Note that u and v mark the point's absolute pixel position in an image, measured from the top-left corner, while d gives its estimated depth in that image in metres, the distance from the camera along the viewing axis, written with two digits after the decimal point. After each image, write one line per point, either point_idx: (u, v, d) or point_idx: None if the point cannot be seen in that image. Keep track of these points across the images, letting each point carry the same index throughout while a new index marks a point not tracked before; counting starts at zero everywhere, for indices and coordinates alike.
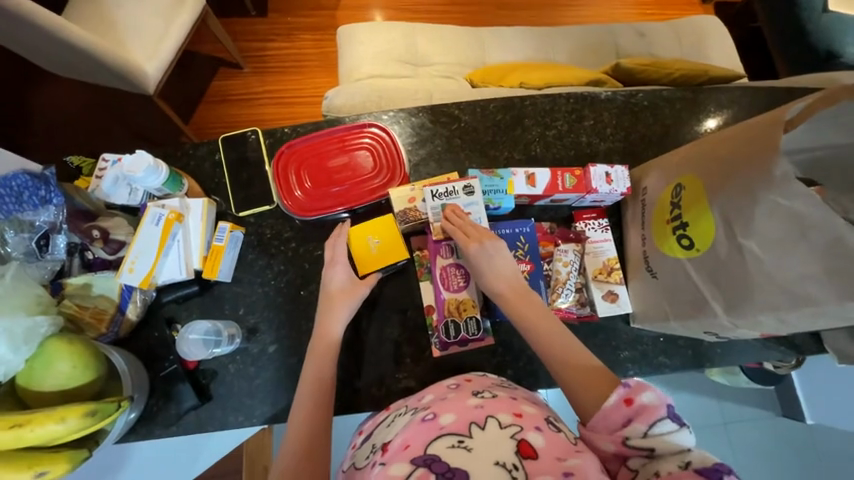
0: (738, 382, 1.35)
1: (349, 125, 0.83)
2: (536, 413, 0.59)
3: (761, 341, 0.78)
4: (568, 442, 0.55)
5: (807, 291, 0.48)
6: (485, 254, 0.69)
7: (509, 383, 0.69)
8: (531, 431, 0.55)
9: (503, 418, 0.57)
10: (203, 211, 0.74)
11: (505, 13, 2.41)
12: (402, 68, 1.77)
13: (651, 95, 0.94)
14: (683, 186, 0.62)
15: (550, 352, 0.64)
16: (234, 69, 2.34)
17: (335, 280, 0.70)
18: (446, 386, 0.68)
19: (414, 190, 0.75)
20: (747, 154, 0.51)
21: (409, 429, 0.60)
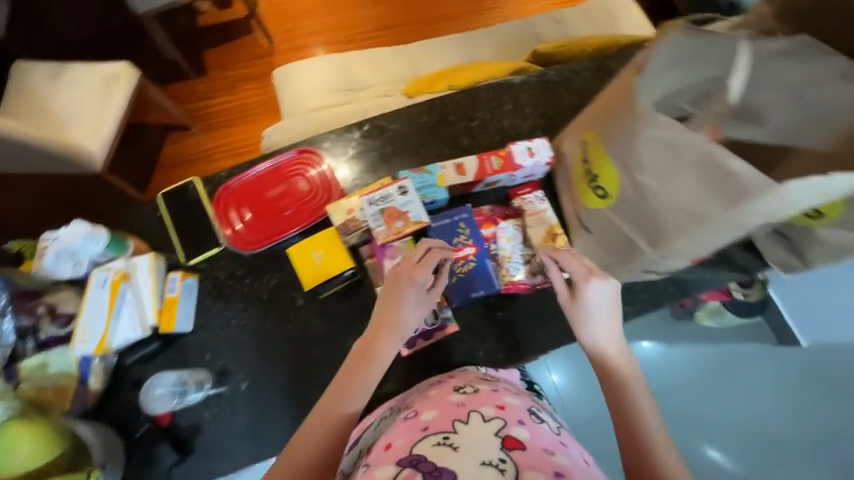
0: (728, 322, 1.35)
1: (280, 156, 0.86)
2: (519, 406, 0.63)
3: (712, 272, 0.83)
4: (553, 436, 0.60)
5: (702, 208, 0.52)
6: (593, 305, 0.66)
7: (492, 376, 0.72)
8: (515, 426, 0.59)
9: (486, 411, 0.61)
10: (150, 266, 0.75)
11: (431, 28, 2.54)
12: (341, 95, 1.83)
13: (560, 71, 1.00)
14: (585, 143, 0.66)
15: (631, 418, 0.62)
16: (182, 131, 2.37)
17: (413, 294, 0.67)
18: (427, 383, 0.72)
19: (351, 201, 0.78)
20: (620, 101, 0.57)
21: (394, 430, 0.63)
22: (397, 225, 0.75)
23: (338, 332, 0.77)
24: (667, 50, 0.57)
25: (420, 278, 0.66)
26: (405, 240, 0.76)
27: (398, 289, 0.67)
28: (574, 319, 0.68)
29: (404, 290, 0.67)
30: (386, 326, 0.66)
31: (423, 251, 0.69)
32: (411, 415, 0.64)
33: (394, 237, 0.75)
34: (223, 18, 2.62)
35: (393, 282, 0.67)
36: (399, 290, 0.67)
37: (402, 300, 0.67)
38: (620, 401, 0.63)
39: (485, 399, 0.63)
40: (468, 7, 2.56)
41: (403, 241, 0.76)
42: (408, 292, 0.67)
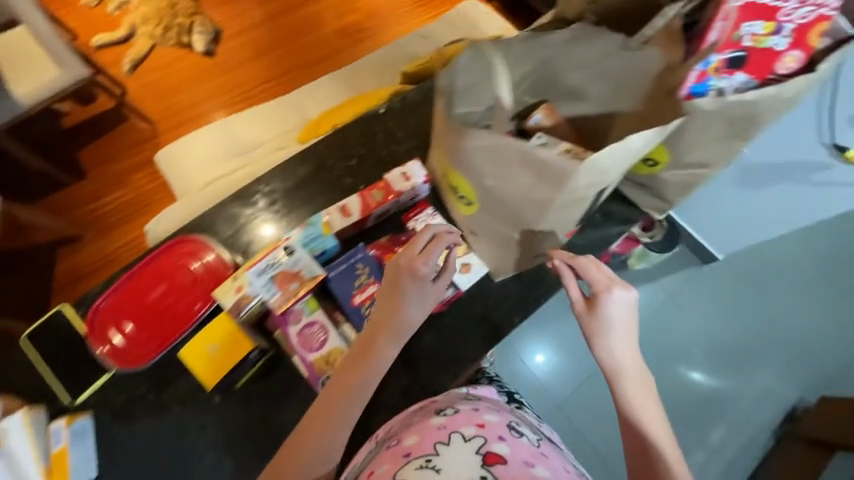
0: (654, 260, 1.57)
1: (154, 253, 0.79)
2: (499, 423, 0.69)
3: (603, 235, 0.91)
4: (532, 447, 0.67)
5: (539, 196, 0.58)
6: (611, 319, 0.65)
7: (472, 397, 0.77)
8: (495, 441, 0.65)
9: (468, 431, 0.66)
10: (24, 426, 0.66)
11: (312, 70, 2.58)
12: (234, 162, 1.73)
13: (420, 89, 1.05)
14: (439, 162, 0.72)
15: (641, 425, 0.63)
16: (74, 242, 2.15)
17: (415, 290, 0.65)
18: (411, 410, 0.75)
19: (238, 279, 0.73)
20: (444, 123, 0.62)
21: (377, 460, 0.66)
22: (292, 288, 0.73)
23: (264, 417, 0.72)
24: (462, 75, 0.65)
25: (422, 271, 0.64)
26: (305, 300, 0.73)
27: (397, 285, 0.65)
28: (591, 333, 0.65)
29: (405, 286, 0.65)
30: (396, 331, 0.66)
31: (425, 239, 0.67)
32: (394, 443, 0.68)
33: (291, 301, 0.72)
34: (90, 113, 2.45)
35: (393, 275, 0.66)
36: (398, 286, 0.65)
37: (402, 298, 0.66)
38: (633, 415, 0.63)
39: (466, 419, 0.69)
40: (343, 42, 2.64)
41: (303, 302, 0.73)
42: (407, 289, 0.65)
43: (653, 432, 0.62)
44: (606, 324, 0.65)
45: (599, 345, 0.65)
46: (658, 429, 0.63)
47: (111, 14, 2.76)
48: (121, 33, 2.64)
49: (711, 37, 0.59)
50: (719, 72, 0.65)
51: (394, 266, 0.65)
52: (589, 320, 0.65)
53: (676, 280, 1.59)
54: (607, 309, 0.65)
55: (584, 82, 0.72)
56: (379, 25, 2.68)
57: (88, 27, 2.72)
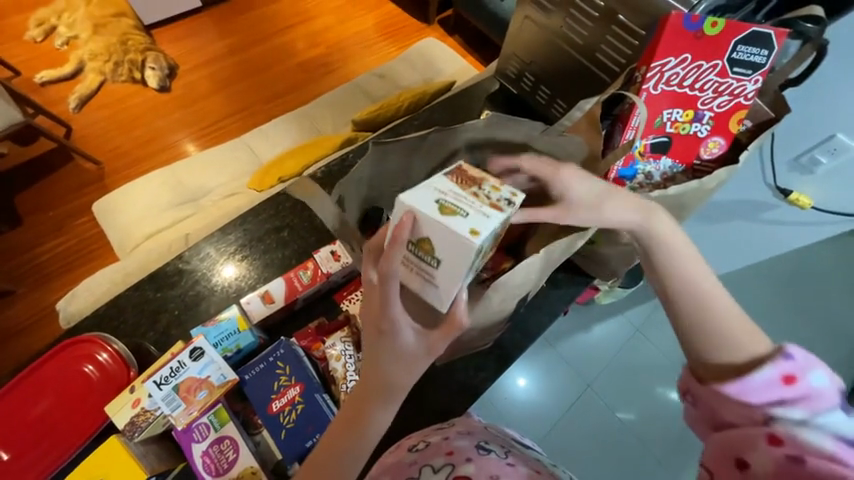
0: (618, 293, 1.51)
1: (44, 358, 0.70)
2: (468, 445, 0.68)
3: (559, 299, 0.85)
4: (500, 461, 0.66)
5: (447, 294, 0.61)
6: (607, 193, 0.54)
7: (447, 421, 0.76)
8: (463, 465, 0.64)
9: (437, 463, 0.66)
10: None
11: (272, 104, 2.51)
12: (180, 210, 1.65)
13: (360, 151, 1.00)
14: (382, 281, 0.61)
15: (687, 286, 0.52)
16: (7, 296, 1.98)
17: (390, 347, 0.48)
18: (387, 453, 0.73)
19: (136, 390, 0.65)
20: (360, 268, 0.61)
21: None
22: (199, 398, 0.65)
23: None
24: (356, 185, 0.64)
25: (397, 335, 0.48)
26: (214, 411, 0.65)
27: (375, 349, 0.49)
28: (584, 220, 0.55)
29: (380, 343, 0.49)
30: (374, 381, 0.50)
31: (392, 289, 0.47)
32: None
33: (199, 412, 0.64)
34: (31, 154, 2.30)
35: (372, 339, 0.49)
36: (377, 351, 0.49)
37: (379, 357, 0.49)
38: (679, 283, 0.52)
39: (435, 449, 0.68)
40: (305, 76, 2.61)
41: (211, 413, 0.65)
42: (384, 352, 0.49)
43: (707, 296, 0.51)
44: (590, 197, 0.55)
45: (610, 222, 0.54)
46: (705, 284, 0.52)
47: (57, 49, 2.63)
48: (67, 70, 2.52)
49: (634, 122, 0.61)
50: (645, 157, 0.65)
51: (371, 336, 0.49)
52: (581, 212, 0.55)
53: (640, 311, 1.61)
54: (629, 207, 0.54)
55: None
56: (342, 60, 2.66)
57: (32, 62, 2.59)
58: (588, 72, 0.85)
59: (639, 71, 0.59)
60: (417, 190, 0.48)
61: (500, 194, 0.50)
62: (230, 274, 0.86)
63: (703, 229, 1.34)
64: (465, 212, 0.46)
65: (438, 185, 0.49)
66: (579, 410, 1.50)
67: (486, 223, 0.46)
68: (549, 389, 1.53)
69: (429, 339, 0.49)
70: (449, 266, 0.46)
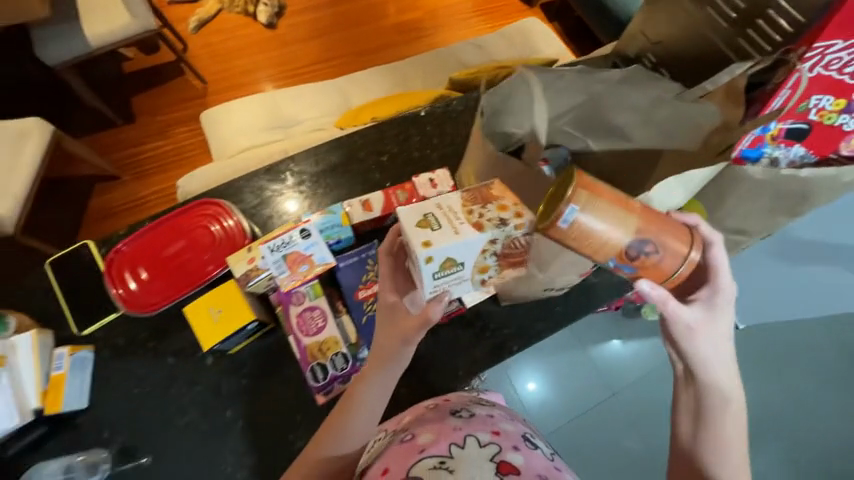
0: None
1: (182, 209, 0.83)
2: (513, 432, 0.65)
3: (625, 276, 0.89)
4: (546, 460, 0.63)
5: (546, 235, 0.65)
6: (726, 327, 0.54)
7: (485, 400, 0.75)
8: (511, 451, 0.61)
9: (482, 436, 0.63)
10: (33, 344, 0.70)
11: (365, 58, 2.61)
12: (272, 134, 1.79)
13: (464, 100, 1.05)
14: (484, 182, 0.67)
15: (717, 438, 0.55)
16: (111, 181, 2.24)
17: (387, 314, 0.62)
18: (425, 406, 0.73)
19: (252, 251, 0.76)
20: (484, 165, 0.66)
21: (388, 453, 0.65)
22: (301, 269, 0.74)
23: (251, 387, 0.74)
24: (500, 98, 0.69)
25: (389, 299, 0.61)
26: (311, 284, 0.74)
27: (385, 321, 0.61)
28: (687, 343, 0.55)
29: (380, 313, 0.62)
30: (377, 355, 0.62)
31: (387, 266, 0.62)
32: (408, 436, 0.65)
33: (299, 282, 0.73)
34: (151, 63, 2.56)
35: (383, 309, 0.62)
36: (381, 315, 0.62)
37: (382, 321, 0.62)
38: (714, 432, 0.55)
39: (480, 424, 0.65)
40: (401, 36, 2.67)
41: (308, 285, 0.74)
42: (383, 316, 0.62)
43: (728, 449, 0.55)
44: (712, 338, 0.54)
45: (699, 361, 0.54)
46: (735, 439, 0.55)
47: None
48: None
49: (775, 104, 0.60)
50: (775, 141, 0.65)
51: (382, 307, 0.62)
52: (701, 332, 0.53)
53: None
54: (724, 361, 0.55)
55: (633, 124, 0.68)
56: (438, 26, 2.70)
57: None
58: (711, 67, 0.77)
59: (796, 51, 0.57)
60: (416, 203, 0.57)
61: (496, 217, 0.55)
62: (292, 209, 0.92)
63: (792, 271, 1.20)
64: (440, 225, 0.54)
65: (440, 201, 0.57)
66: (601, 415, 1.48)
67: (452, 241, 0.53)
68: (582, 385, 1.52)
69: (407, 326, 0.60)
70: (439, 238, 0.53)
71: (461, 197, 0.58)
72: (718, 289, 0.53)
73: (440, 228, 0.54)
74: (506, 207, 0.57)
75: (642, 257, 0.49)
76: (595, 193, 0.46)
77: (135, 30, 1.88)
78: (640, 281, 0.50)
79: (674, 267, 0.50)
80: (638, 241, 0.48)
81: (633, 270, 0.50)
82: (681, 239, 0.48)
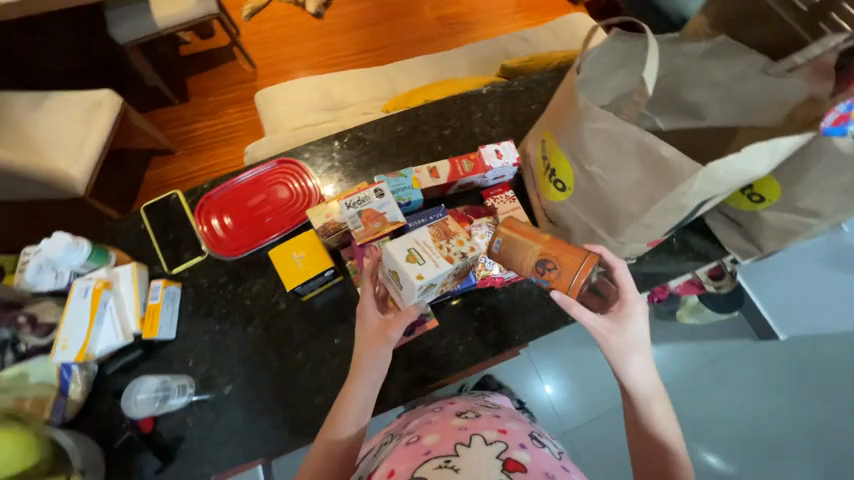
0: (707, 317, 1.50)
1: (263, 166, 0.90)
2: (521, 432, 0.67)
3: (675, 259, 0.92)
4: (554, 460, 0.63)
5: (627, 209, 0.60)
6: (636, 332, 0.66)
7: (491, 407, 0.79)
8: (517, 449, 0.61)
9: (489, 435, 0.63)
10: (133, 275, 0.76)
11: (409, 49, 2.67)
12: (323, 114, 1.86)
13: (525, 81, 1.08)
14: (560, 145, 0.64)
15: (646, 424, 0.66)
16: (165, 154, 2.37)
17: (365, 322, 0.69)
18: (432, 414, 0.77)
19: (330, 206, 0.81)
20: (564, 124, 0.61)
21: (394, 456, 0.66)
22: (375, 225, 0.78)
23: (319, 332, 0.79)
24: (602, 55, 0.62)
25: (369, 309, 0.69)
26: (383, 239, 0.80)
27: (371, 332, 0.68)
28: (606, 349, 0.66)
29: (364, 320, 0.69)
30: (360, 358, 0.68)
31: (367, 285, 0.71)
32: (414, 441, 0.68)
33: (372, 236, 0.78)
34: (207, 47, 2.68)
35: (363, 319, 0.70)
36: (362, 322, 0.70)
37: (361, 328, 0.69)
38: (646, 420, 0.66)
39: (488, 424, 0.67)
40: (445, 29, 2.72)
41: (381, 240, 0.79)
42: (366, 324, 0.69)
43: (659, 434, 0.66)
44: (626, 344, 0.65)
45: (619, 365, 0.66)
46: (664, 425, 0.66)
47: None
48: None
49: None
50: None
51: (361, 316, 0.70)
52: (612, 339, 0.65)
53: (726, 347, 1.47)
54: (641, 361, 0.66)
55: (709, 101, 0.71)
56: (482, 20, 2.73)
57: None
58: (780, 51, 0.73)
59: None
60: (399, 238, 0.65)
61: (459, 250, 0.66)
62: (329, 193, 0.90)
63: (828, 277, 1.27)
64: (424, 259, 0.63)
65: (417, 236, 0.66)
66: None
67: (437, 271, 0.62)
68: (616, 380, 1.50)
69: (388, 326, 0.68)
70: (426, 268, 0.62)
71: (429, 231, 0.67)
72: (625, 300, 0.66)
73: (421, 260, 0.63)
74: (463, 240, 0.68)
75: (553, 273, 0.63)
76: (512, 228, 0.65)
77: (197, 14, 2.00)
78: (553, 292, 0.63)
79: (574, 279, 0.60)
80: (543, 260, 0.62)
81: (546, 285, 0.63)
82: (576, 259, 0.60)
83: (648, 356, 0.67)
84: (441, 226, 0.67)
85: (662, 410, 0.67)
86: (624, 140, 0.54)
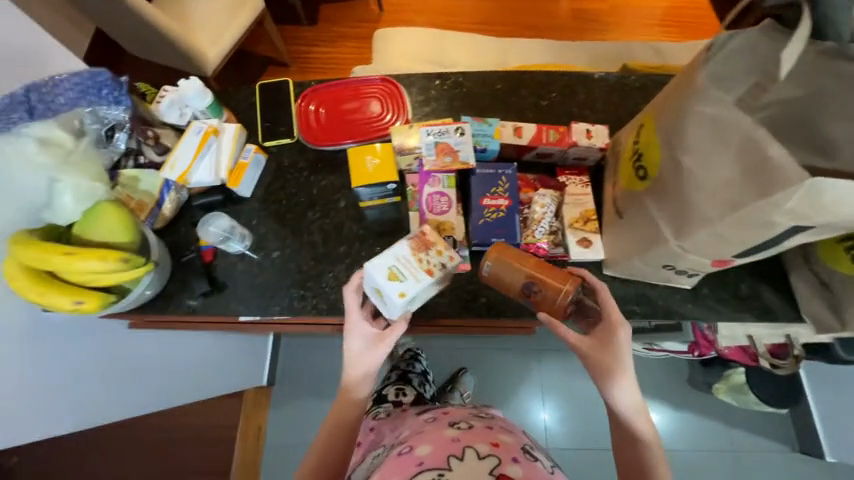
0: (746, 403, 1.40)
1: (366, 78, 0.97)
2: (512, 443, 0.68)
3: (737, 305, 0.85)
4: (544, 471, 0.66)
5: (702, 211, 0.57)
6: (623, 359, 0.70)
7: (485, 415, 0.78)
8: (509, 464, 0.64)
9: (481, 448, 0.65)
10: (235, 133, 0.86)
11: (532, 32, 2.60)
12: (428, 67, 1.90)
13: (642, 78, 1.02)
14: (659, 128, 0.62)
15: (633, 446, 0.71)
16: (281, 66, 2.59)
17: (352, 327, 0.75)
18: (427, 418, 0.79)
19: (412, 130, 0.85)
20: (675, 104, 0.59)
21: (386, 465, 0.69)
22: (445, 160, 0.82)
23: (364, 238, 0.86)
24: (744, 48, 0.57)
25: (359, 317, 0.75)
26: (448, 175, 0.83)
27: (363, 334, 0.75)
28: (592, 370, 0.71)
29: (353, 326, 0.75)
30: (358, 353, 0.75)
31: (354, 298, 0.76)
32: (406, 450, 0.69)
33: (439, 168, 0.82)
34: None
35: (351, 327, 0.75)
36: (351, 326, 0.75)
37: (351, 329, 0.75)
38: (631, 440, 0.71)
39: (480, 435, 0.68)
40: (576, 21, 2.59)
41: (446, 175, 0.83)
42: (356, 330, 0.75)
43: (642, 460, 0.69)
44: (612, 369, 0.70)
45: (605, 387, 0.70)
46: (648, 451, 0.70)
47: None
48: None
49: None
50: None
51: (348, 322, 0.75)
52: (592, 359, 0.71)
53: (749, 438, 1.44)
54: (628, 385, 0.70)
55: None
56: (617, 22, 2.56)
57: None
58: None
59: None
60: (380, 257, 0.71)
61: (438, 261, 0.73)
62: None
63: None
64: (406, 276, 0.70)
65: (398, 253, 0.72)
66: None
67: (417, 287, 0.70)
68: None
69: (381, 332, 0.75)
70: (409, 285, 0.70)
71: (409, 244, 0.73)
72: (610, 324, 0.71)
73: (403, 278, 0.70)
74: (441, 250, 0.74)
75: (535, 295, 0.72)
76: (503, 252, 0.73)
77: None
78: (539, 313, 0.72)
79: (558, 300, 0.70)
80: (530, 284, 0.71)
81: (533, 303, 0.73)
82: (556, 282, 0.70)
83: (634, 381, 0.71)
84: (420, 240, 0.73)
85: (649, 440, 0.70)
86: (731, 133, 0.51)
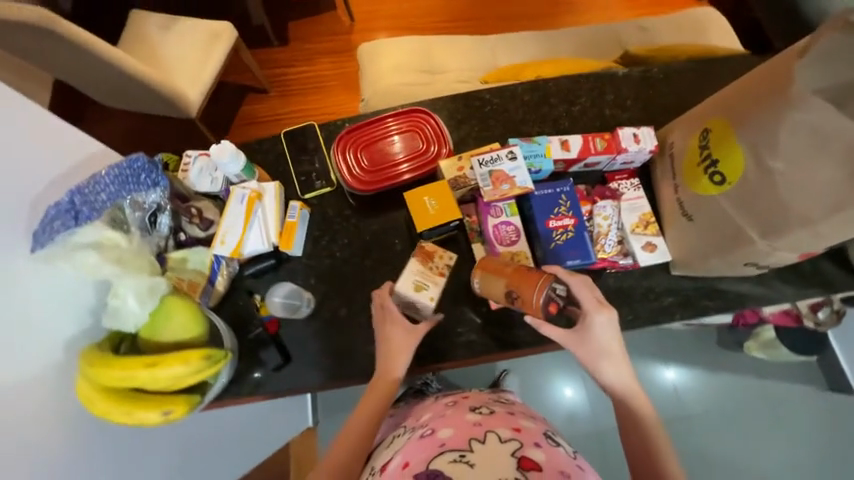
0: (777, 355, 1.45)
1: (397, 111, 0.92)
2: (534, 428, 0.65)
3: (801, 283, 0.86)
4: (569, 459, 0.62)
5: (803, 211, 0.58)
6: (608, 343, 0.70)
7: (506, 402, 0.75)
8: (532, 448, 0.60)
9: (504, 432, 0.62)
10: (276, 193, 0.83)
11: (508, 23, 2.58)
12: (421, 76, 1.86)
13: (665, 69, 1.02)
14: (739, 134, 0.63)
15: (639, 426, 0.69)
16: (260, 93, 2.49)
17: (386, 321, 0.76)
18: (444, 404, 0.75)
19: (461, 160, 0.83)
20: (766, 110, 0.59)
21: (407, 448, 0.65)
22: (503, 188, 0.80)
23: None
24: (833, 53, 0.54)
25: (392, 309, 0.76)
26: (508, 203, 0.81)
27: (395, 330, 0.75)
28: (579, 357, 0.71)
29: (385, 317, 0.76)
30: (391, 346, 0.75)
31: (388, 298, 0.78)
32: (427, 433, 0.66)
33: (498, 198, 0.80)
34: None
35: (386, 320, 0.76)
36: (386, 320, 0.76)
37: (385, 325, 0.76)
38: (635, 423, 0.69)
39: (502, 421, 0.65)
40: (549, 6, 2.58)
41: (505, 203, 0.81)
42: (395, 326, 0.75)
43: (645, 440, 0.68)
44: (598, 353, 0.70)
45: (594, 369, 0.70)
46: (650, 431, 0.68)
47: None
48: None
49: None
50: None
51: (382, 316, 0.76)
52: (577, 346, 0.71)
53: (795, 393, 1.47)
54: (615, 366, 0.71)
55: None
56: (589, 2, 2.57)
57: None
58: None
59: None
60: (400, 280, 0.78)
61: (444, 263, 0.81)
62: None
63: None
64: (428, 284, 0.79)
65: (410, 270, 0.79)
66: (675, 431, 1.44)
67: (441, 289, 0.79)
68: (667, 393, 1.48)
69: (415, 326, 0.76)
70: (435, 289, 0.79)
71: (415, 260, 0.80)
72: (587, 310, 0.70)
73: (426, 285, 0.78)
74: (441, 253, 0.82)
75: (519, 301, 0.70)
76: (486, 265, 0.74)
77: None
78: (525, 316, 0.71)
79: (535, 298, 0.67)
80: (510, 292, 0.70)
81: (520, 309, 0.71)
82: (532, 280, 0.67)
83: (623, 361, 0.71)
84: (423, 253, 0.80)
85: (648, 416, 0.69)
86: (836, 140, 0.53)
